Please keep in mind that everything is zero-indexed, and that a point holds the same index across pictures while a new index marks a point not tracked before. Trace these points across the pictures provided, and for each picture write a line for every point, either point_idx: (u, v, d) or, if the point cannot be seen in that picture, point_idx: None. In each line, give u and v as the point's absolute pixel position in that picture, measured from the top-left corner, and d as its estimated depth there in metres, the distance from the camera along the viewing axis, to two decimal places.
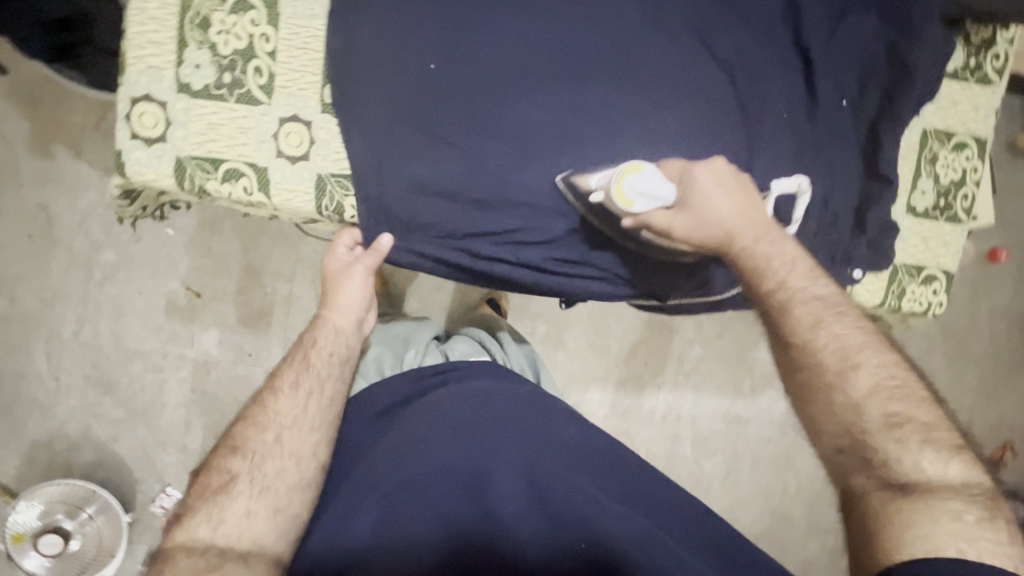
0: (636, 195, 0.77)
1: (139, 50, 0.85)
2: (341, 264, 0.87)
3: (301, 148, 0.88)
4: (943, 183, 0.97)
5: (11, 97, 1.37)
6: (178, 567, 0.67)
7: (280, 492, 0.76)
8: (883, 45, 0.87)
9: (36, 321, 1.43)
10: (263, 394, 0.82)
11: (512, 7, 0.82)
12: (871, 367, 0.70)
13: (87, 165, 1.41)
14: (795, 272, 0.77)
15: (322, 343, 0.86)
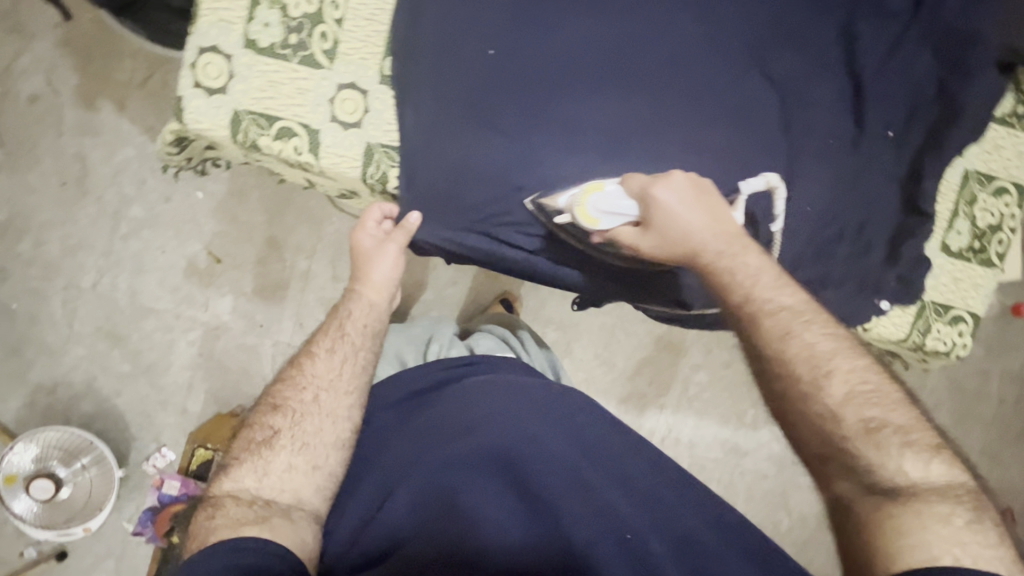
0: (598, 214, 0.81)
1: (213, 4, 0.88)
2: (373, 239, 0.93)
3: (356, 115, 0.91)
4: (979, 225, 0.97)
5: (65, 47, 1.40)
6: (228, 513, 0.75)
7: (317, 450, 0.83)
8: (933, 82, 0.88)
9: (56, 268, 1.44)
10: (301, 358, 0.90)
11: (575, 3, 0.84)
12: (842, 374, 0.68)
13: (128, 121, 1.43)
14: (765, 285, 0.74)
15: (357, 315, 0.93)
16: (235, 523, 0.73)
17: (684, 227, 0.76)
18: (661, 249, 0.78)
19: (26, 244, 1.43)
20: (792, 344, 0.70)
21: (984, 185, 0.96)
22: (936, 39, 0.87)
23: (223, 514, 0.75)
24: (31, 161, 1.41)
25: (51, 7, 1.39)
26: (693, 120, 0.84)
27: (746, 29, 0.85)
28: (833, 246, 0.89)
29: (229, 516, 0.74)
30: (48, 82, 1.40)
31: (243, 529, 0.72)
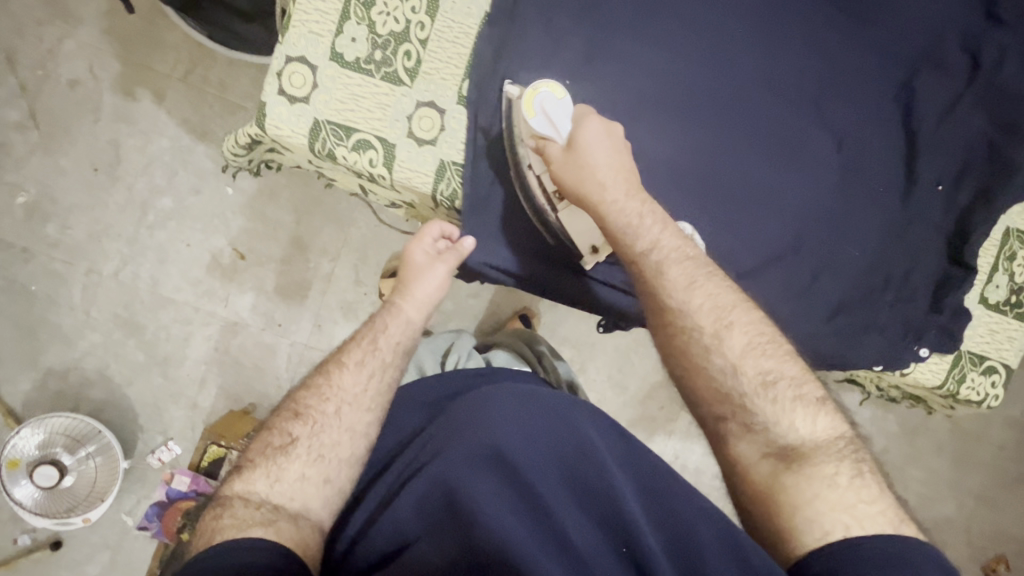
0: (540, 114, 0.81)
1: (304, 15, 0.88)
2: (424, 257, 0.94)
3: (430, 132, 0.91)
4: (1017, 280, 0.97)
5: (109, 36, 1.40)
6: (235, 514, 0.72)
7: (333, 463, 0.81)
8: (986, 143, 0.90)
9: (79, 253, 1.44)
10: (328, 367, 0.89)
11: (651, 44, 0.86)
12: (736, 327, 0.78)
13: (165, 113, 1.43)
14: (664, 235, 0.81)
15: (390, 332, 0.93)
16: (242, 523, 0.71)
17: (594, 166, 0.80)
18: (568, 169, 0.81)
19: (52, 227, 1.42)
20: (694, 294, 0.79)
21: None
22: (993, 99, 0.89)
23: (231, 515, 0.73)
24: (64, 145, 1.41)
25: None
26: (753, 158, 0.87)
27: (814, 79, 0.87)
28: (875, 291, 0.90)
29: (236, 517, 0.72)
30: (90, 69, 1.40)
31: (249, 528, 0.70)
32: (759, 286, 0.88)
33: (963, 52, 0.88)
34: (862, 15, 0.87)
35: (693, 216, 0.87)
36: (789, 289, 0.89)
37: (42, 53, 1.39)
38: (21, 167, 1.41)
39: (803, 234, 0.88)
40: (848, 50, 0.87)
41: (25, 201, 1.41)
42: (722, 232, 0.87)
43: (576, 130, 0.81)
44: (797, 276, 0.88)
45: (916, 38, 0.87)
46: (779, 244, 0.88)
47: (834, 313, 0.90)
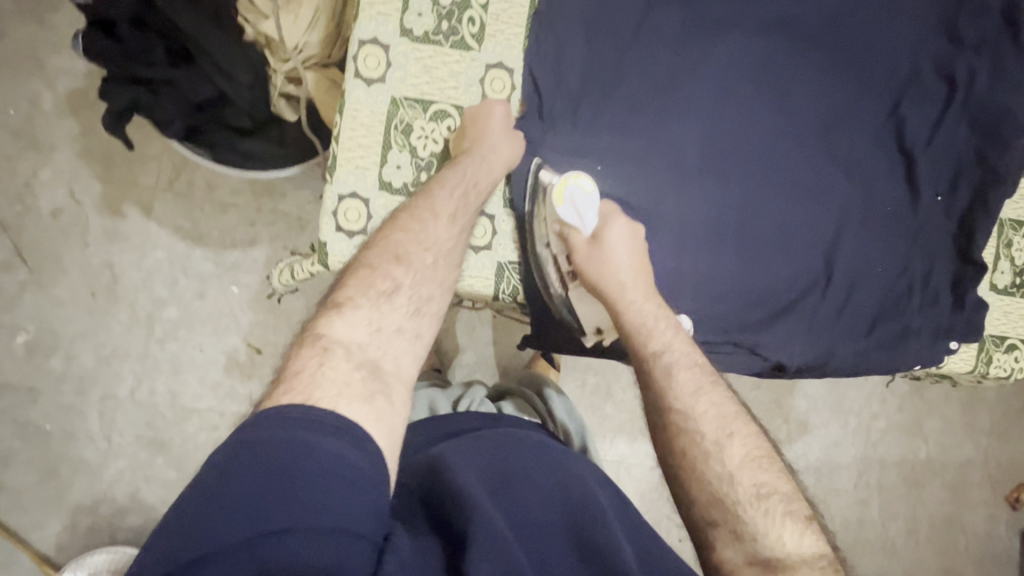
0: (570, 206, 0.70)
1: (347, 149, 0.70)
2: (502, 122, 0.70)
3: (486, 246, 0.72)
4: (1018, 264, 0.82)
5: (85, 157, 1.27)
6: (337, 367, 0.55)
7: (430, 321, 0.64)
8: (973, 151, 0.75)
9: (91, 380, 1.27)
10: (417, 204, 0.67)
11: (608, 93, 0.71)
12: (740, 437, 0.61)
13: (155, 224, 1.29)
14: (677, 336, 0.69)
15: (476, 178, 0.68)
16: (339, 390, 0.53)
17: (614, 269, 0.70)
18: (590, 265, 0.70)
19: (56, 360, 1.27)
20: (700, 402, 0.63)
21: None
22: (974, 114, 0.74)
23: (326, 367, 0.55)
24: (56, 274, 1.27)
25: (66, 119, 1.26)
26: (740, 190, 0.73)
27: (803, 89, 0.74)
28: (901, 299, 0.77)
29: (338, 371, 0.54)
30: (70, 195, 1.27)
31: (349, 402, 0.52)
32: (769, 342, 0.74)
33: (936, 77, 0.75)
34: (838, 19, 0.73)
35: (676, 267, 0.73)
36: (814, 327, 0.75)
37: (18, 187, 1.25)
38: (14, 307, 1.26)
39: (806, 268, 0.75)
40: (829, 58, 0.74)
41: (24, 339, 1.26)
42: (712, 285, 0.73)
43: (606, 224, 0.71)
44: (820, 311, 0.75)
45: (896, 50, 0.74)
46: (777, 285, 0.74)
47: (869, 333, 0.76)
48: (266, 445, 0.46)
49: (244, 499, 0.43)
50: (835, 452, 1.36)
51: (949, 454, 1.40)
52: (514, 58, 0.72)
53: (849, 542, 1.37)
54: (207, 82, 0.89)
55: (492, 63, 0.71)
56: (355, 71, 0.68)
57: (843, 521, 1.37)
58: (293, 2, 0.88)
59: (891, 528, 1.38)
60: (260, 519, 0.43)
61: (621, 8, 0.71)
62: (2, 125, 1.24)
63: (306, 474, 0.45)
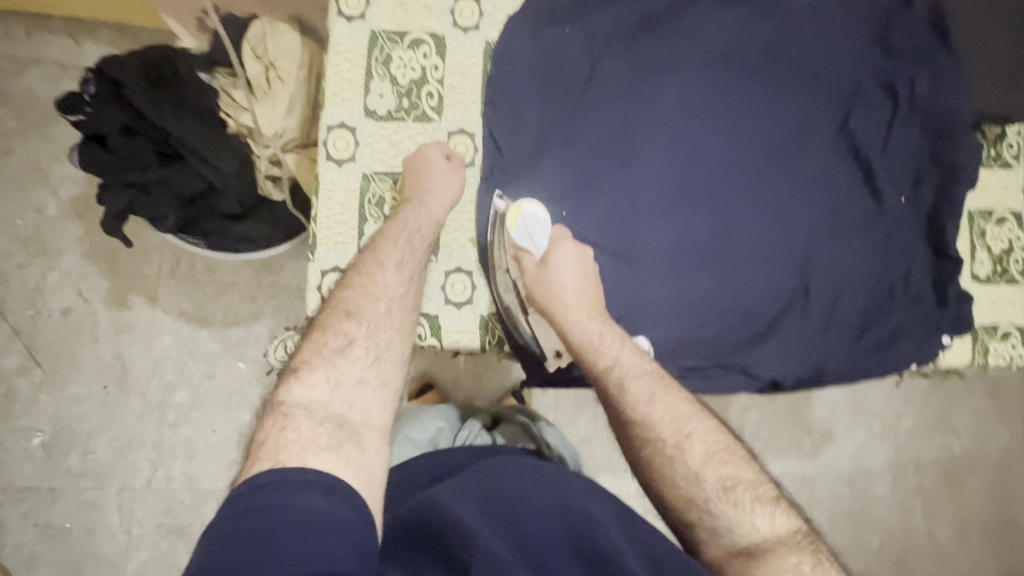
0: (524, 231, 0.73)
1: (327, 228, 0.74)
2: (436, 166, 0.73)
3: (467, 300, 0.75)
4: (995, 253, 0.83)
5: (92, 257, 1.32)
6: (299, 427, 0.55)
7: (393, 365, 0.64)
8: (927, 153, 0.78)
9: (108, 474, 1.28)
10: (361, 260, 0.69)
11: (569, 142, 0.74)
12: (699, 434, 0.63)
13: (161, 312, 1.33)
14: (625, 348, 0.70)
15: (417, 225, 0.71)
16: (305, 446, 0.53)
17: (561, 292, 0.71)
18: (541, 289, 0.72)
19: (73, 458, 1.28)
20: (656, 409, 0.65)
21: (994, 148, 0.83)
22: (921, 119, 0.77)
23: (288, 430, 0.55)
24: (70, 372, 1.30)
25: (72, 223, 1.32)
26: (709, 217, 0.76)
27: (757, 115, 0.77)
28: (884, 302, 0.77)
29: (301, 431, 0.55)
30: (79, 294, 1.32)
31: (316, 454, 0.53)
32: (760, 361, 0.75)
33: (879, 88, 0.78)
34: (777, 47, 0.77)
35: (660, 297, 0.75)
36: (805, 337, 0.76)
37: (30, 293, 1.31)
38: (30, 409, 1.29)
39: (785, 282, 0.76)
40: (776, 84, 0.77)
41: (41, 440, 1.28)
42: (695, 309, 0.75)
43: (554, 247, 0.73)
44: (807, 322, 0.76)
45: (838, 69, 0.77)
46: (760, 303, 0.75)
47: (859, 338, 0.77)
48: (245, 511, 0.47)
49: (229, 568, 0.43)
50: (863, 458, 1.32)
51: (984, 446, 1.36)
52: (474, 123, 0.76)
53: (894, 551, 1.32)
54: (197, 176, 0.96)
55: (454, 130, 0.76)
56: (326, 155, 0.72)
57: (884, 530, 1.32)
58: (269, 95, 0.96)
59: (938, 531, 1.33)
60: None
61: (570, 63, 0.75)
62: (13, 237, 1.30)
63: (287, 528, 0.45)
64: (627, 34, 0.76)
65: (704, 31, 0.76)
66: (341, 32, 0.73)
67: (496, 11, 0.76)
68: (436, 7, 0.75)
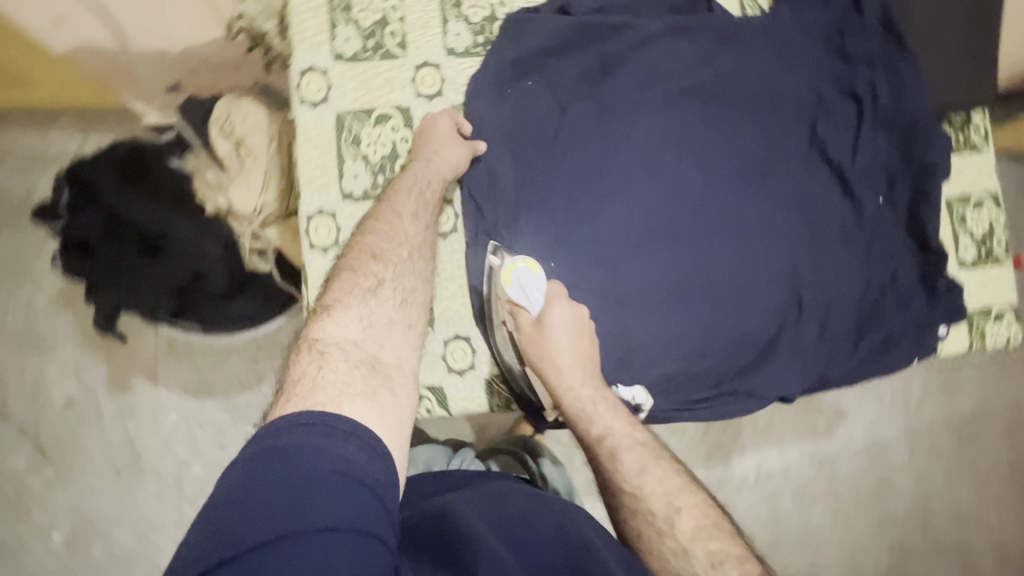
0: (518, 287, 0.72)
1: None
2: (445, 126, 0.73)
3: (469, 365, 0.75)
4: (977, 237, 0.84)
5: (87, 344, 1.31)
6: (337, 368, 0.56)
7: (419, 309, 0.66)
8: (898, 152, 0.79)
9: (134, 559, 1.27)
10: (376, 207, 0.69)
11: (548, 194, 0.75)
12: (688, 508, 0.62)
13: (164, 390, 1.32)
14: (618, 416, 0.69)
15: (428, 179, 0.70)
16: (341, 390, 0.54)
17: (552, 353, 0.70)
18: (535, 348, 0.71)
19: (97, 549, 1.27)
20: (647, 480, 0.64)
21: (963, 134, 0.84)
22: (887, 121, 0.79)
23: (323, 369, 0.56)
24: (82, 462, 1.29)
25: (62, 313, 1.31)
26: (689, 251, 0.77)
27: (722, 146, 0.79)
28: (875, 305, 0.78)
29: (338, 372, 0.56)
30: (79, 383, 1.30)
31: (352, 400, 0.54)
32: (763, 384, 0.76)
33: (841, 95, 0.79)
34: (738, 73, 0.79)
35: (654, 337, 0.75)
36: (802, 355, 0.77)
37: (31, 389, 1.29)
38: (46, 505, 1.27)
39: (777, 303, 0.77)
40: (737, 110, 0.79)
41: (62, 536, 1.27)
42: (688, 344, 0.76)
43: (550, 305, 0.71)
44: (803, 339, 0.77)
45: (795, 85, 0.79)
46: (754, 327, 0.76)
47: (856, 346, 0.78)
48: (285, 452, 0.47)
49: (265, 505, 0.45)
50: (876, 430, 1.32)
51: (992, 401, 1.37)
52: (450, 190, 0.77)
53: (919, 518, 1.32)
54: (183, 264, 0.95)
55: None
56: (309, 245, 0.70)
57: (905, 499, 1.33)
58: (243, 171, 0.96)
59: (961, 494, 1.34)
60: (280, 524, 0.44)
61: (536, 115, 0.76)
62: (6, 336, 1.29)
63: (324, 481, 0.46)
64: (587, 80, 0.77)
65: (661, 70, 0.78)
66: (307, 119, 0.70)
67: (458, 75, 0.76)
68: (398, 78, 0.74)
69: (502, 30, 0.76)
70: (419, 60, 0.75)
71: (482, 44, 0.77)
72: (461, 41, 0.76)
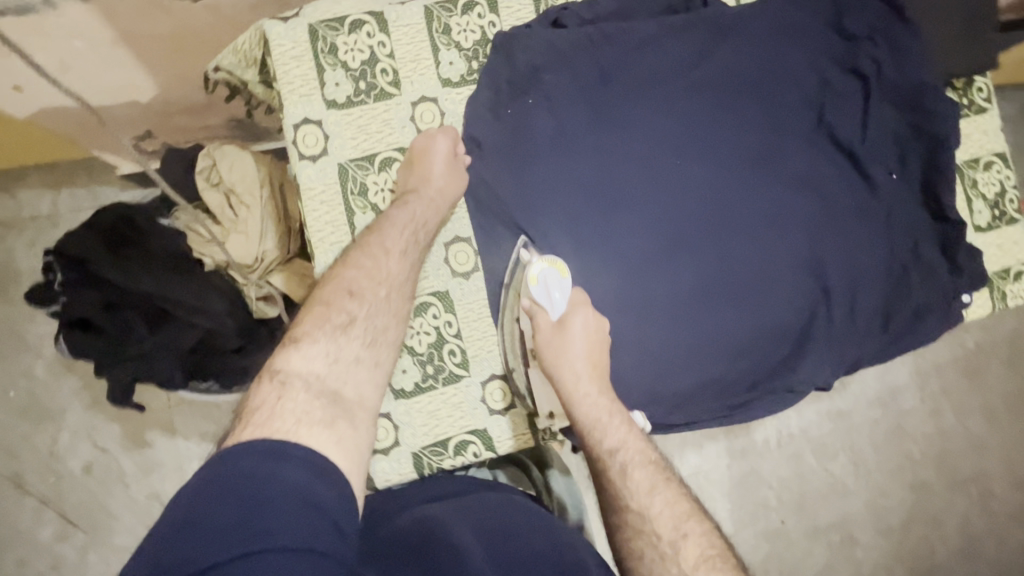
0: (543, 286, 0.70)
1: None
2: (444, 163, 0.71)
3: (511, 403, 0.73)
4: (989, 198, 0.84)
5: (95, 404, 1.19)
6: (297, 401, 0.54)
7: (387, 350, 0.65)
8: (908, 126, 0.79)
9: None
10: (366, 238, 0.67)
11: (562, 212, 0.73)
12: (695, 537, 0.59)
13: (184, 442, 1.20)
14: (631, 431, 0.68)
15: (421, 217, 0.70)
16: (299, 419, 0.53)
17: (568, 357, 0.68)
18: (553, 350, 0.69)
19: None
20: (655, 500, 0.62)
21: (967, 96, 0.84)
22: (893, 97, 0.78)
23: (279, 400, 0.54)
24: (111, 526, 1.17)
25: (64, 377, 1.19)
26: (708, 256, 0.76)
27: (730, 143, 0.77)
28: (901, 280, 0.78)
29: (298, 405, 0.54)
30: (94, 446, 1.19)
31: (310, 428, 0.52)
32: (799, 378, 0.76)
33: (845, 74, 0.78)
34: (734, 69, 0.77)
35: (685, 344, 0.74)
36: (835, 342, 0.77)
37: (45, 461, 1.18)
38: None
39: (805, 295, 0.76)
40: (742, 104, 0.77)
41: None
42: (723, 350, 0.75)
43: (573, 311, 0.70)
44: (833, 329, 0.77)
45: (799, 73, 0.77)
46: (783, 321, 0.76)
47: (886, 325, 0.78)
48: (233, 474, 0.46)
49: (215, 524, 0.43)
50: (889, 376, 1.33)
51: (995, 331, 1.40)
52: (465, 228, 0.75)
53: (937, 456, 1.34)
54: (193, 326, 0.91)
55: (450, 240, 0.75)
56: None
57: (925, 438, 1.34)
58: (239, 223, 0.92)
59: (973, 426, 1.36)
60: (229, 543, 0.42)
61: (537, 135, 0.73)
62: (6, 409, 1.17)
63: (278, 502, 0.44)
64: (588, 91, 0.74)
65: (662, 71, 0.76)
66: (309, 175, 0.68)
67: (456, 105, 0.74)
68: (397, 118, 0.72)
69: (496, 48, 0.73)
70: (414, 96, 0.72)
71: (477, 70, 0.74)
72: (455, 69, 0.73)
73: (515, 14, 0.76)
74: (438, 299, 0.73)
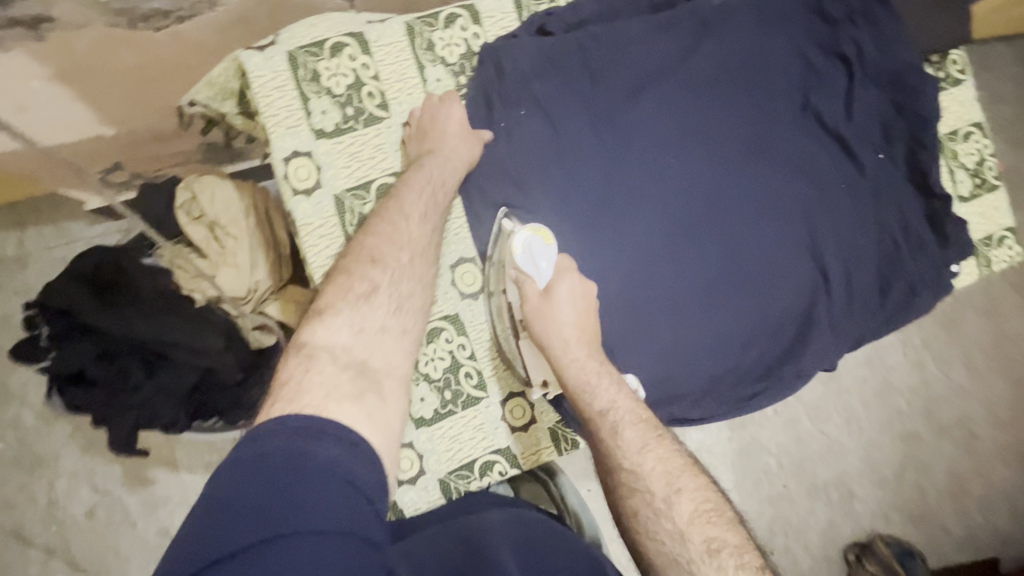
0: (529, 254, 0.67)
1: None
2: (459, 122, 0.71)
3: (531, 420, 0.73)
4: (969, 168, 0.87)
5: (92, 447, 1.15)
6: (323, 372, 0.54)
7: (414, 316, 0.64)
8: (890, 105, 0.80)
9: None
10: (384, 205, 0.66)
11: (564, 216, 0.73)
12: (688, 491, 0.57)
13: (187, 475, 1.16)
14: (622, 392, 0.65)
15: (439, 178, 0.69)
16: (327, 393, 0.52)
17: (554, 323, 0.66)
18: (538, 318, 0.67)
19: None
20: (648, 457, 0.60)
21: (943, 69, 0.86)
22: (877, 77, 0.79)
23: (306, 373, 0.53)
24: (119, 569, 1.13)
25: (56, 422, 1.15)
26: (712, 246, 0.77)
27: (724, 133, 0.77)
28: (894, 256, 0.80)
29: (325, 375, 0.54)
30: (94, 489, 1.14)
31: (338, 401, 0.52)
32: (810, 362, 0.77)
33: (828, 59, 0.79)
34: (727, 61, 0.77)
35: (694, 340, 0.75)
36: (838, 325, 0.78)
37: (45, 510, 1.13)
38: None
39: (807, 280, 0.78)
40: (731, 93, 0.77)
41: None
42: (735, 338, 0.76)
43: (559, 278, 0.68)
44: (836, 309, 0.78)
45: (782, 62, 0.78)
46: (787, 307, 0.77)
47: (884, 302, 0.80)
48: (270, 449, 0.46)
49: (245, 505, 0.42)
50: None
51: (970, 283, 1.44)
52: (470, 248, 0.74)
53: (924, 405, 1.38)
54: (190, 367, 0.87)
55: (455, 262, 0.73)
56: None
57: (911, 390, 1.39)
58: (227, 254, 0.89)
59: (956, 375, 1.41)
60: (261, 524, 0.41)
61: (533, 143, 0.72)
62: None
63: (312, 478, 0.44)
64: (579, 91, 0.74)
65: (653, 68, 0.75)
66: (305, 211, 0.67)
67: None
68: (388, 142, 0.72)
69: (482, 61, 0.73)
70: (404, 117, 0.72)
71: (464, 84, 0.74)
72: (443, 86, 0.74)
73: (498, 24, 0.75)
74: (449, 323, 0.72)
